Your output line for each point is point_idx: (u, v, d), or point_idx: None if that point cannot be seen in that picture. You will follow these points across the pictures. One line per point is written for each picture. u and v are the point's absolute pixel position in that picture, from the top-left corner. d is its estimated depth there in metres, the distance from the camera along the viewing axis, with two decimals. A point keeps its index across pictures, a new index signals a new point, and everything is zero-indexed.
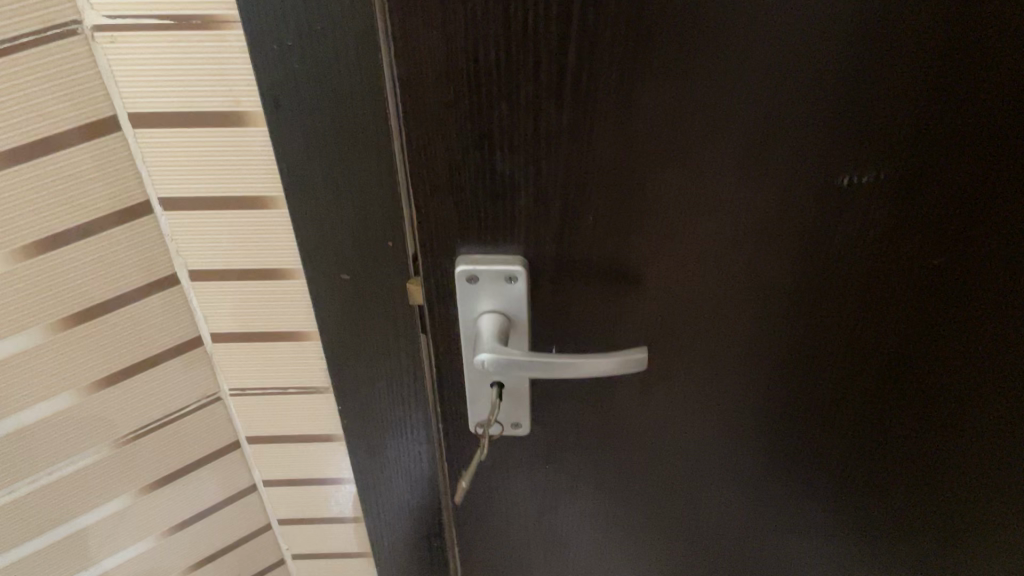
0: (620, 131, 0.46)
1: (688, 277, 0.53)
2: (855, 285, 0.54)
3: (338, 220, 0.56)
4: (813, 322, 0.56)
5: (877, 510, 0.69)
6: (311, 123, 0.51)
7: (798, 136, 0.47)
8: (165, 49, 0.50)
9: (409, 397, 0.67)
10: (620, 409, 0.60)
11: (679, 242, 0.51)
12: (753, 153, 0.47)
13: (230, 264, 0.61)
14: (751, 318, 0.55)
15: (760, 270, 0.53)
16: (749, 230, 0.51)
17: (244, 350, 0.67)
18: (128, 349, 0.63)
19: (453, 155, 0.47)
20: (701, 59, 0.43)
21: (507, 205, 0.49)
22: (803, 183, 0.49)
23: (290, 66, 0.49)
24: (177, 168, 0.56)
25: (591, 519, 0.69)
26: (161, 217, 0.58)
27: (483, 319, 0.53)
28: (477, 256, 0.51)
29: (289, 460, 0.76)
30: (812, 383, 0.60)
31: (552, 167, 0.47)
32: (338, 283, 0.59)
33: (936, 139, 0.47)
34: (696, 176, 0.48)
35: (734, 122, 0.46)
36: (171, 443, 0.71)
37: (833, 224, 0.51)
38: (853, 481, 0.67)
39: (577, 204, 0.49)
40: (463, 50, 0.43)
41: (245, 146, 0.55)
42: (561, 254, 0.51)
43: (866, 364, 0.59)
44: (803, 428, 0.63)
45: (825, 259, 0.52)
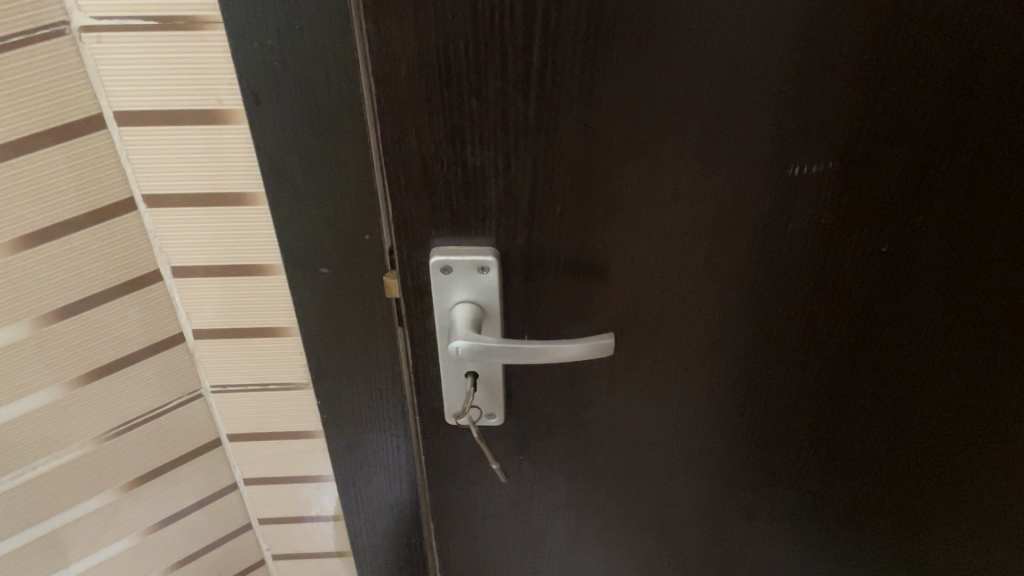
0: (585, 124, 0.48)
1: (653, 267, 0.55)
2: (811, 273, 0.57)
3: (317, 215, 0.58)
4: (774, 310, 0.58)
5: (840, 495, 0.72)
6: (290, 120, 0.53)
7: (752, 129, 0.49)
8: (150, 50, 0.53)
9: (386, 391, 0.69)
10: (590, 399, 0.62)
11: (644, 232, 0.54)
12: (710, 145, 0.50)
13: (212, 259, 0.63)
14: (715, 307, 0.58)
15: (722, 260, 0.55)
16: (709, 220, 0.53)
17: (226, 346, 0.69)
18: (112, 345, 0.65)
19: (427, 147, 0.49)
20: (659, 54, 0.46)
21: (479, 197, 0.51)
22: (758, 174, 0.51)
23: (270, 64, 0.51)
24: (161, 165, 0.58)
25: (564, 511, 0.71)
26: (145, 215, 0.60)
27: (457, 309, 0.55)
28: (450, 248, 0.53)
29: (269, 457, 0.78)
30: (773, 370, 0.62)
31: (520, 159, 0.49)
32: (317, 278, 0.61)
33: (882, 129, 0.50)
34: (658, 168, 0.51)
35: (692, 115, 0.49)
36: (153, 440, 0.73)
37: (789, 214, 0.53)
38: (816, 467, 0.70)
39: (545, 196, 0.51)
40: (434, 45, 0.45)
41: (227, 142, 0.57)
42: (530, 246, 0.53)
43: (823, 351, 0.61)
44: (767, 415, 0.66)
45: (783, 248, 0.55)
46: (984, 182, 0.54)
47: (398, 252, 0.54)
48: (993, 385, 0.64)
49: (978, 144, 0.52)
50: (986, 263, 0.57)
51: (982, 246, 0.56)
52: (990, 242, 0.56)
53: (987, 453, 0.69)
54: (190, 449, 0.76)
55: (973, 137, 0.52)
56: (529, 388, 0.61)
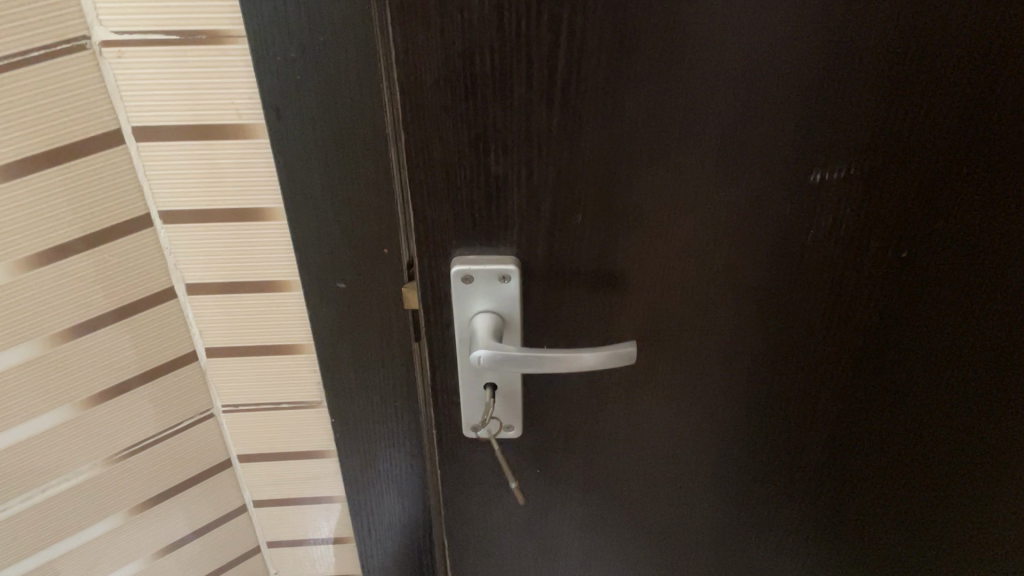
0: (607, 130, 0.49)
1: (672, 276, 0.56)
2: (828, 279, 0.57)
3: (335, 228, 0.58)
4: (791, 318, 0.59)
5: (855, 506, 0.72)
6: (311, 132, 0.53)
7: (771, 135, 0.50)
8: (171, 63, 0.53)
9: (402, 406, 0.68)
10: (609, 410, 0.62)
11: (664, 240, 0.54)
12: (731, 152, 0.50)
13: (227, 276, 0.63)
14: (733, 316, 0.58)
15: (740, 268, 0.56)
16: (728, 226, 0.54)
17: (239, 364, 0.68)
18: (126, 364, 0.64)
19: (450, 157, 0.49)
20: (681, 61, 0.47)
21: (501, 206, 0.51)
22: (777, 180, 0.52)
23: (292, 77, 0.51)
24: (180, 180, 0.58)
25: (580, 525, 0.70)
26: (161, 231, 0.60)
27: (477, 318, 0.55)
28: (471, 257, 0.53)
29: (279, 479, 0.77)
30: (789, 378, 0.62)
31: (543, 167, 0.50)
32: (335, 292, 0.61)
33: (899, 135, 0.51)
34: (678, 175, 0.51)
35: (713, 122, 0.49)
36: (163, 461, 0.72)
37: (807, 220, 0.54)
38: (832, 478, 0.70)
39: (567, 205, 0.51)
40: (460, 54, 0.45)
41: (245, 157, 0.57)
42: (551, 254, 0.54)
43: (840, 358, 0.61)
44: (783, 425, 0.66)
45: (801, 254, 0.56)
46: (998, 189, 0.54)
47: (420, 262, 0.54)
48: (1006, 393, 0.65)
49: (992, 151, 0.53)
50: (1001, 269, 0.58)
51: (997, 252, 0.57)
52: (1004, 250, 0.57)
53: (1001, 462, 0.69)
54: (201, 471, 0.75)
55: (988, 144, 0.52)
56: (548, 400, 0.61)
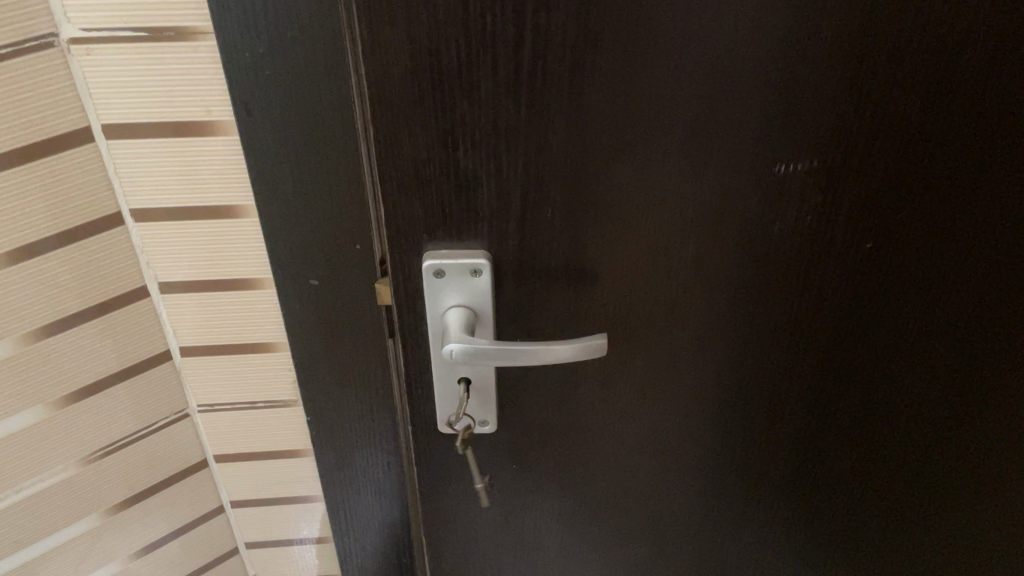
0: (574, 124, 0.49)
1: (641, 269, 0.56)
2: (796, 270, 0.58)
3: (307, 225, 0.58)
4: (760, 311, 0.59)
5: (829, 498, 0.73)
6: (280, 129, 0.53)
7: (736, 127, 0.51)
8: (142, 60, 0.53)
9: (379, 403, 0.69)
10: (583, 403, 0.63)
11: (633, 234, 0.54)
12: (697, 144, 0.51)
13: (199, 274, 0.63)
14: (704, 310, 0.59)
15: (710, 261, 0.56)
16: (696, 218, 0.54)
17: (214, 364, 0.68)
18: (98, 364, 0.64)
19: (419, 151, 0.49)
20: (644, 54, 0.47)
21: (470, 199, 0.51)
22: (744, 171, 0.53)
23: (261, 73, 0.51)
24: (150, 178, 0.58)
25: (557, 519, 0.71)
26: (133, 228, 0.60)
27: (450, 312, 0.55)
28: (443, 251, 0.53)
29: (256, 479, 0.77)
30: (761, 370, 0.63)
31: (511, 161, 0.50)
32: (308, 290, 0.61)
33: (862, 127, 0.52)
34: (645, 168, 0.52)
35: (681, 115, 0.50)
36: (138, 462, 0.72)
37: (775, 212, 0.55)
38: (806, 469, 0.70)
39: (536, 199, 0.52)
40: (426, 49, 0.45)
41: (216, 154, 0.57)
42: (522, 248, 0.54)
43: (810, 349, 0.62)
44: (756, 418, 0.66)
45: (768, 247, 0.56)
46: (961, 181, 0.55)
47: (391, 258, 0.54)
48: (977, 383, 0.65)
49: (954, 142, 0.53)
50: (966, 258, 0.59)
51: (962, 242, 0.58)
52: (969, 241, 0.58)
53: (975, 453, 0.70)
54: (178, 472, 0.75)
55: (951, 135, 0.53)
56: (522, 393, 0.61)
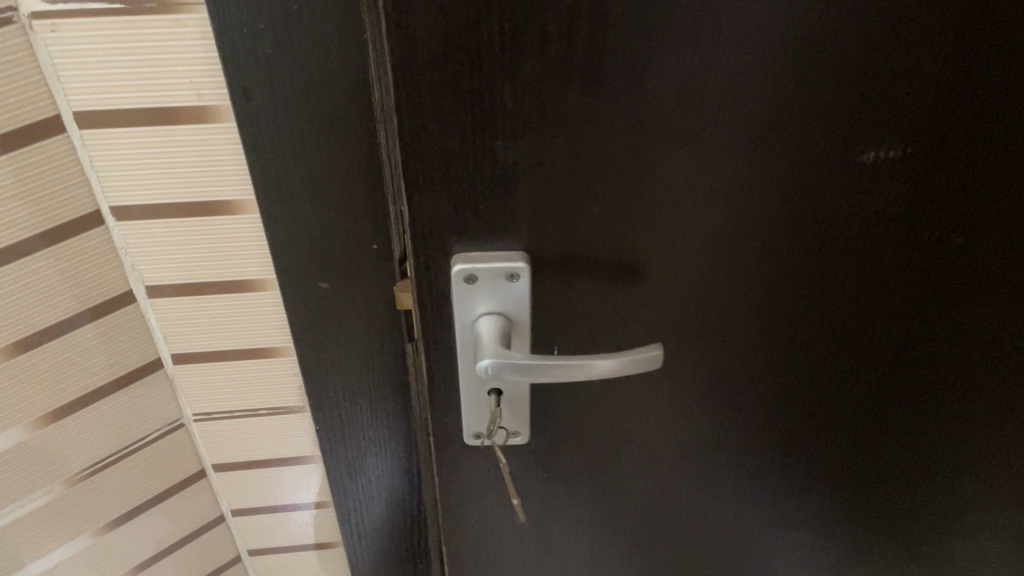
0: (632, 110, 0.42)
1: (701, 269, 0.49)
2: (871, 267, 0.51)
3: (316, 222, 0.51)
4: (828, 311, 0.53)
5: (880, 493, 0.68)
6: (284, 116, 0.46)
7: (818, 111, 0.44)
8: (118, 37, 0.45)
9: (397, 406, 0.62)
10: (623, 409, 0.57)
11: (692, 234, 0.48)
12: (774, 131, 0.44)
13: (191, 278, 0.56)
14: (765, 313, 0.52)
15: (776, 260, 0.50)
16: (767, 214, 0.47)
17: (210, 371, 0.61)
18: (80, 378, 0.57)
19: (451, 144, 0.42)
20: (719, 26, 0.40)
21: (508, 196, 0.44)
22: (825, 161, 0.46)
23: (262, 53, 0.43)
24: (132, 172, 0.50)
25: (589, 525, 0.66)
26: (115, 228, 0.53)
27: (482, 321, 0.49)
28: (475, 253, 0.47)
29: (259, 487, 0.71)
30: (823, 371, 0.57)
31: (559, 153, 0.43)
32: (318, 292, 0.54)
33: (956, 106, 0.45)
34: (713, 159, 0.44)
35: (757, 99, 0.43)
36: (130, 478, 0.65)
37: (854, 205, 0.48)
38: (858, 468, 0.65)
39: (586, 195, 0.45)
40: (463, 24, 0.38)
41: (208, 144, 0.50)
42: (565, 248, 0.47)
43: (879, 349, 0.56)
44: (809, 419, 0.61)
45: (841, 243, 0.50)
46: None
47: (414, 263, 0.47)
48: None
49: None
50: None
51: None
52: None
53: None
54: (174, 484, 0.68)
55: None
56: (557, 400, 0.55)
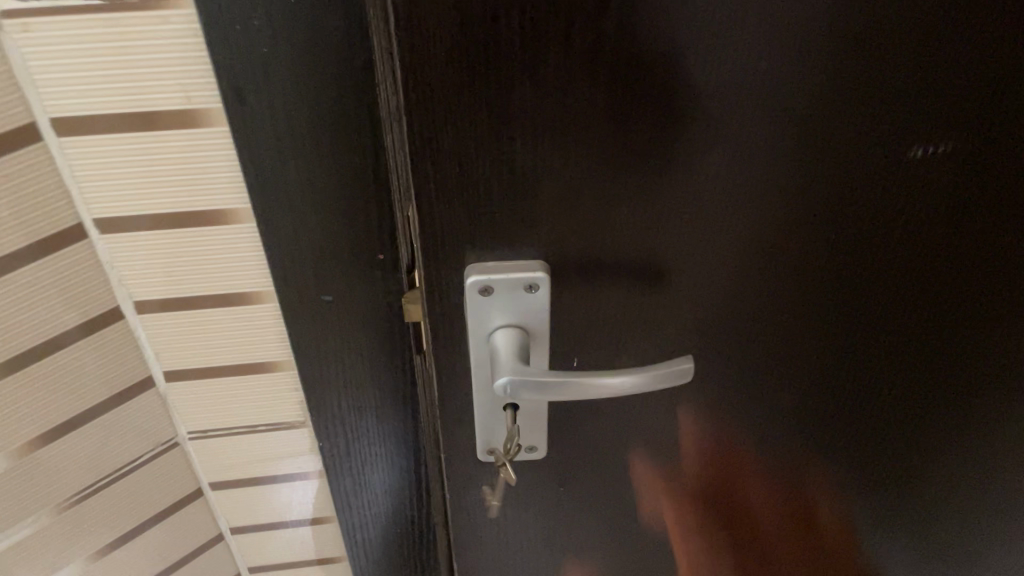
0: (665, 108, 0.38)
1: (735, 277, 0.46)
2: (916, 268, 0.47)
3: (317, 231, 0.47)
4: (869, 319, 0.49)
5: (918, 524, 0.63)
6: (282, 118, 0.42)
7: (866, 105, 0.40)
8: (98, 36, 0.41)
9: (402, 417, 0.59)
10: (649, 426, 0.53)
11: (726, 242, 0.44)
12: (818, 128, 0.40)
13: (182, 291, 0.52)
14: (801, 324, 0.49)
15: (815, 265, 0.46)
16: (807, 215, 0.44)
17: (204, 388, 0.58)
18: (66, 398, 0.54)
19: (465, 149, 0.38)
20: (762, 15, 0.36)
21: (528, 204, 0.40)
22: (870, 157, 0.42)
23: (257, 49, 0.40)
24: (117, 181, 0.46)
25: (609, 545, 0.62)
26: (98, 242, 0.49)
27: (498, 336, 0.45)
28: (490, 264, 0.42)
29: (258, 504, 0.67)
30: (864, 383, 0.53)
31: (584, 157, 0.39)
32: (320, 304, 0.51)
33: (1014, 95, 0.41)
34: (751, 159, 0.41)
35: (803, 95, 0.39)
36: (123, 501, 0.62)
37: (900, 203, 0.44)
38: (898, 495, 0.61)
39: (611, 200, 0.41)
40: (480, 17, 0.34)
41: (198, 149, 0.46)
42: (588, 253, 0.43)
43: (923, 356, 0.52)
44: (845, 444, 0.57)
45: (886, 245, 0.46)
46: None
47: (424, 280, 0.43)
48: None
49: None
50: None
51: None
52: None
53: None
54: (168, 503, 0.65)
55: None
56: (578, 417, 0.52)
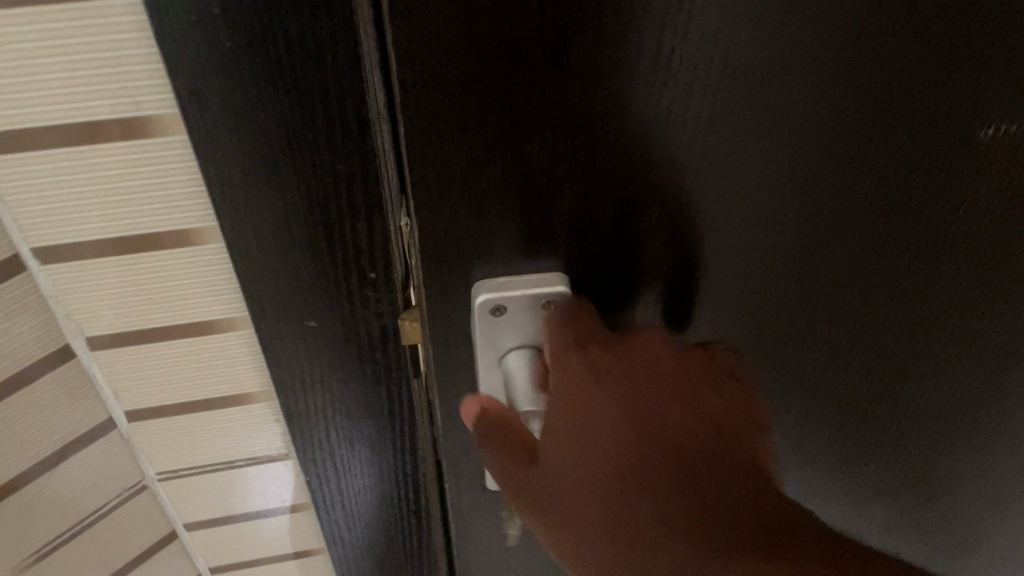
0: (707, 93, 0.31)
1: (783, 288, 0.40)
2: (992, 270, 0.41)
3: (297, 252, 0.40)
4: (931, 333, 0.43)
5: (963, 530, 0.59)
6: (249, 126, 0.35)
7: (940, 89, 0.33)
8: (24, 39, 0.35)
9: (399, 450, 0.53)
10: None
11: (776, 249, 0.38)
12: (886, 118, 0.34)
13: (136, 323, 0.47)
14: (856, 336, 0.43)
15: (874, 272, 0.40)
16: (871, 220, 0.37)
17: (167, 424, 0.54)
18: (28, 411, 0.51)
19: (475, 150, 0.31)
20: None
21: (550, 210, 0.34)
22: (945, 148, 0.35)
23: (214, 45, 0.33)
24: (56, 206, 0.41)
25: None
26: (40, 272, 0.44)
27: (510, 359, 0.39)
28: (502, 279, 0.36)
29: (238, 540, 0.65)
30: (923, 395, 0.47)
31: (613, 148, 0.32)
32: (304, 330, 0.45)
33: None
34: (810, 154, 0.34)
35: (869, 89, 0.33)
36: (100, 541, 0.62)
37: (974, 199, 0.37)
38: (956, 500, 0.56)
39: (645, 199, 0.35)
40: None
41: (150, 164, 0.40)
42: (617, 262, 0.37)
43: (992, 364, 0.46)
44: (892, 458, 0.52)
45: (958, 246, 0.39)
46: None
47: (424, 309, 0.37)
48: None
49: None
50: None
51: None
52: None
53: None
54: (147, 515, 0.62)
55: None
56: None
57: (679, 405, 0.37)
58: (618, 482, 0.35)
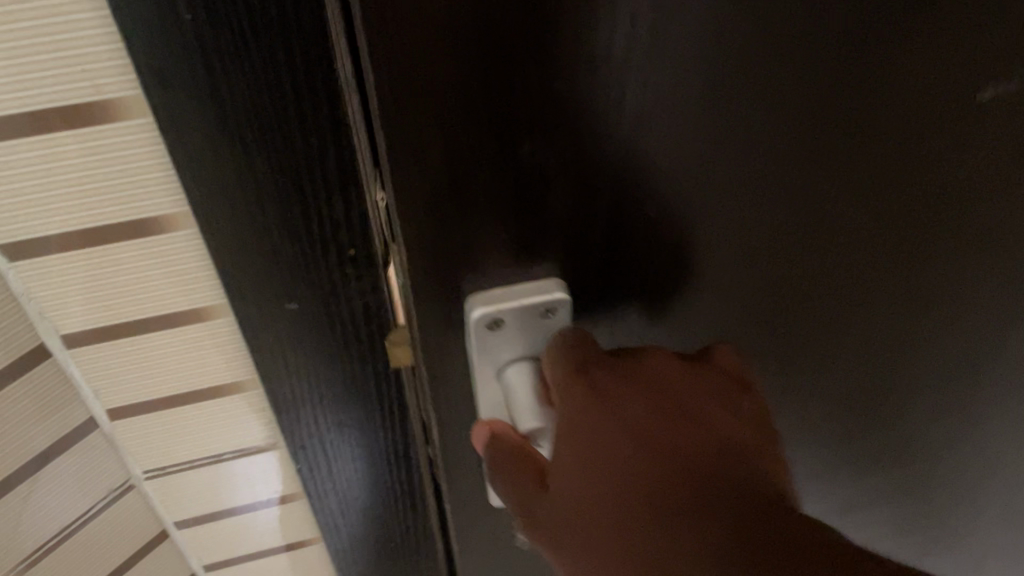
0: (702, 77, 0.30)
1: (774, 257, 0.39)
2: (971, 213, 0.41)
3: (274, 233, 0.39)
4: (916, 278, 0.44)
5: (944, 460, 0.61)
6: (216, 103, 0.34)
7: (931, 50, 0.33)
8: None
9: (389, 433, 0.52)
10: None
11: (768, 221, 0.37)
12: (878, 83, 0.33)
13: (111, 319, 0.46)
14: (844, 290, 0.43)
15: (862, 230, 0.40)
16: (859, 182, 0.37)
17: (151, 420, 0.53)
18: (5, 417, 0.49)
19: (460, 157, 0.30)
20: None
21: (539, 210, 0.33)
22: (935, 107, 0.35)
23: (176, 21, 0.32)
24: (20, 203, 0.40)
25: None
26: (8, 272, 0.43)
27: (510, 373, 0.39)
28: (500, 297, 0.36)
29: (229, 536, 0.64)
30: (905, 334, 0.48)
31: (603, 141, 0.31)
32: (285, 312, 0.43)
33: None
34: (803, 127, 0.33)
35: (863, 50, 0.32)
36: (87, 544, 0.61)
37: (961, 151, 0.38)
38: (936, 428, 0.58)
39: (635, 189, 0.34)
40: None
41: (115, 153, 0.39)
42: (609, 254, 0.36)
43: (971, 298, 0.47)
44: (879, 401, 0.52)
45: (941, 196, 0.40)
46: None
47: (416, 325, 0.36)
48: None
49: None
50: None
51: None
52: None
53: None
54: (135, 514, 0.61)
55: None
56: None
57: (685, 420, 0.37)
58: (617, 495, 0.35)
